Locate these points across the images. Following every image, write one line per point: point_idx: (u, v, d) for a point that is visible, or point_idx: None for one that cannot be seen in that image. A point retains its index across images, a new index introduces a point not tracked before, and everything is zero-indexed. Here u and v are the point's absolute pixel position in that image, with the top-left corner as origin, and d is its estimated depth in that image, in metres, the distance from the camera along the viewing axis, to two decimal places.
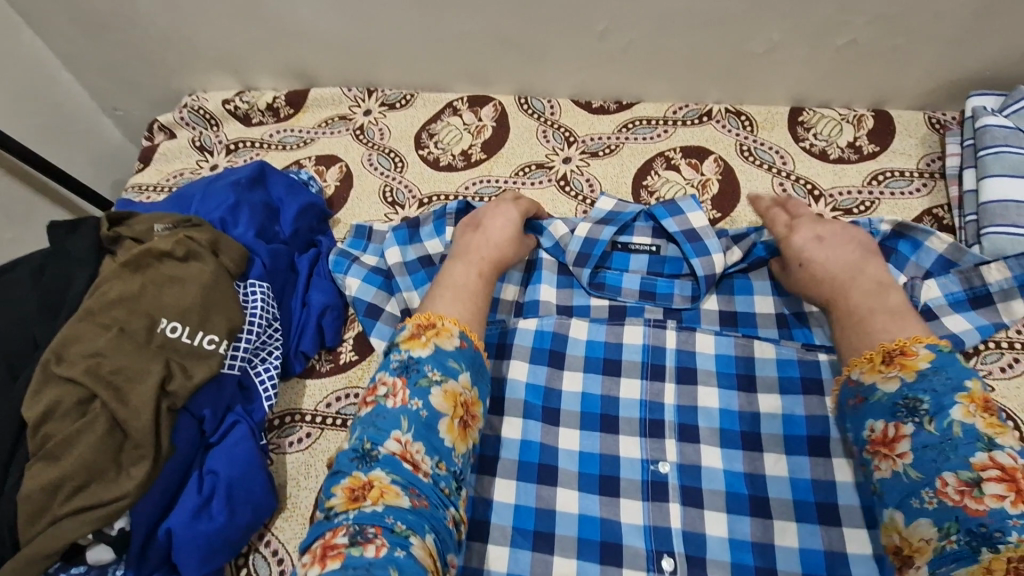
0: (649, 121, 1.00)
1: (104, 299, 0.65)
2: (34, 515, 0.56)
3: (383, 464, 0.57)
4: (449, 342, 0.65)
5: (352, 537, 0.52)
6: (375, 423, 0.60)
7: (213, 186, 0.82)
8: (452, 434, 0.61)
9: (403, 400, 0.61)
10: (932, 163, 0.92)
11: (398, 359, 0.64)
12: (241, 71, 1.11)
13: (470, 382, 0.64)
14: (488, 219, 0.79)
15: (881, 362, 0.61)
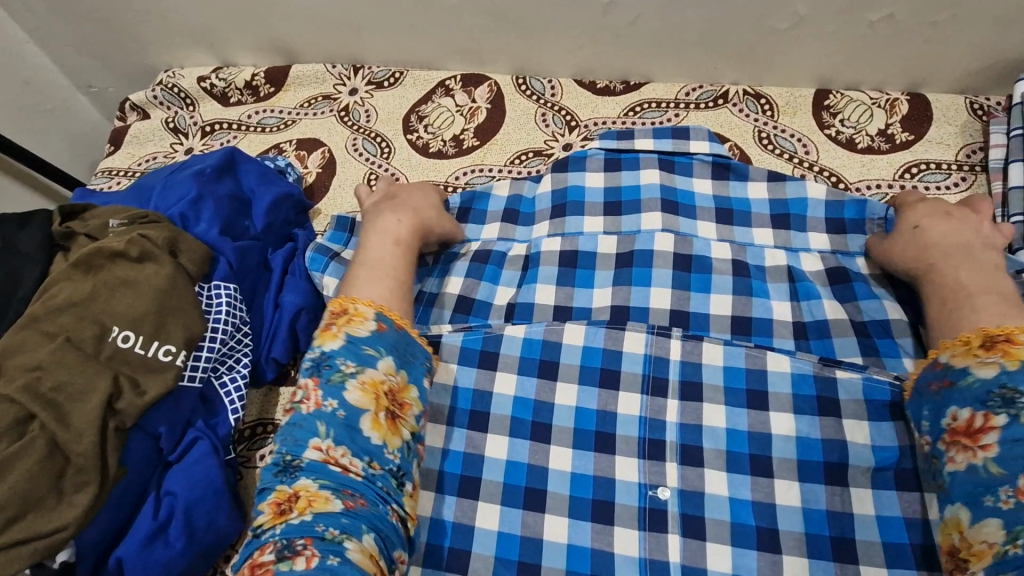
0: (658, 103, 0.92)
1: (50, 304, 0.60)
2: None
3: (308, 472, 0.55)
4: (362, 328, 0.62)
5: (281, 550, 0.51)
6: (294, 430, 0.58)
7: (176, 177, 0.75)
8: (381, 429, 0.58)
9: (317, 403, 0.58)
10: (972, 154, 0.83)
11: (311, 358, 0.62)
12: (217, 46, 1.03)
13: (393, 367, 0.60)
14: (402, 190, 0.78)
15: (979, 345, 0.56)
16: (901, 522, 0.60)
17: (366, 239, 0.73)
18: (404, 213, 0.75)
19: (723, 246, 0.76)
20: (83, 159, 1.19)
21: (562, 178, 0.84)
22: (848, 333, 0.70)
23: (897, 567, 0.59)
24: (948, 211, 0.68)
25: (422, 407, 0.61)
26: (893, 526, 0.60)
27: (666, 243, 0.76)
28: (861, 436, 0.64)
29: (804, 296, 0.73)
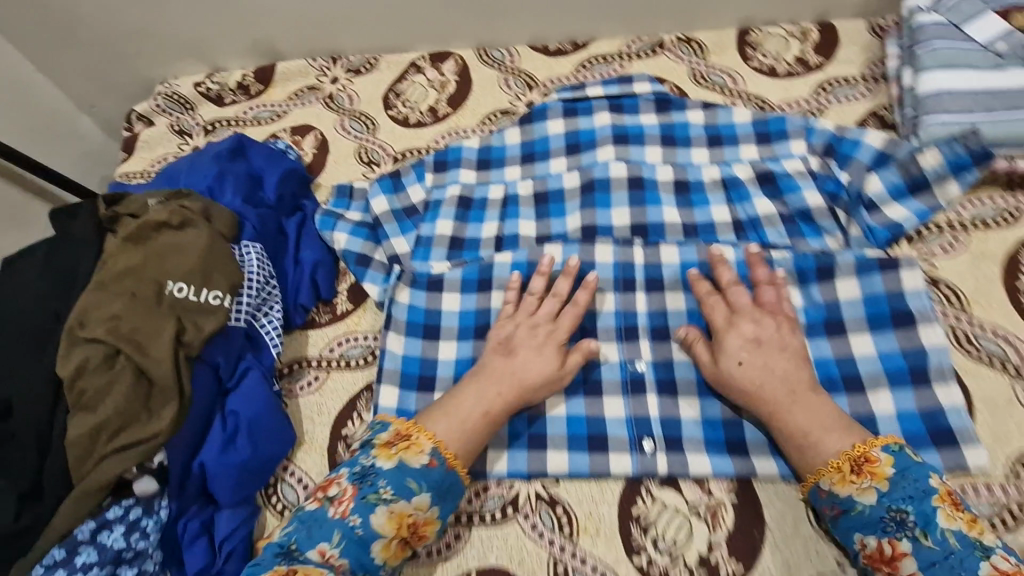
0: (605, 57, 1.04)
1: (113, 271, 0.71)
2: (83, 457, 0.64)
3: (306, 562, 0.61)
4: (416, 461, 0.66)
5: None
6: (316, 525, 0.64)
7: (198, 160, 0.88)
8: (388, 552, 0.64)
9: (345, 512, 0.64)
10: (875, 68, 0.94)
11: (361, 462, 0.67)
12: (210, 54, 1.15)
13: (428, 504, 0.65)
14: (519, 344, 0.75)
15: (850, 471, 0.62)
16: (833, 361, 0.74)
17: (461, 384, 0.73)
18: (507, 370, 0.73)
19: (667, 169, 0.89)
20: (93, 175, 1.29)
21: (530, 130, 0.97)
22: (777, 224, 0.84)
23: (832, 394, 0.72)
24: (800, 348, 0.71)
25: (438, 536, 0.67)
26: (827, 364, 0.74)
27: (621, 171, 0.89)
28: (795, 301, 0.77)
29: (738, 199, 0.87)
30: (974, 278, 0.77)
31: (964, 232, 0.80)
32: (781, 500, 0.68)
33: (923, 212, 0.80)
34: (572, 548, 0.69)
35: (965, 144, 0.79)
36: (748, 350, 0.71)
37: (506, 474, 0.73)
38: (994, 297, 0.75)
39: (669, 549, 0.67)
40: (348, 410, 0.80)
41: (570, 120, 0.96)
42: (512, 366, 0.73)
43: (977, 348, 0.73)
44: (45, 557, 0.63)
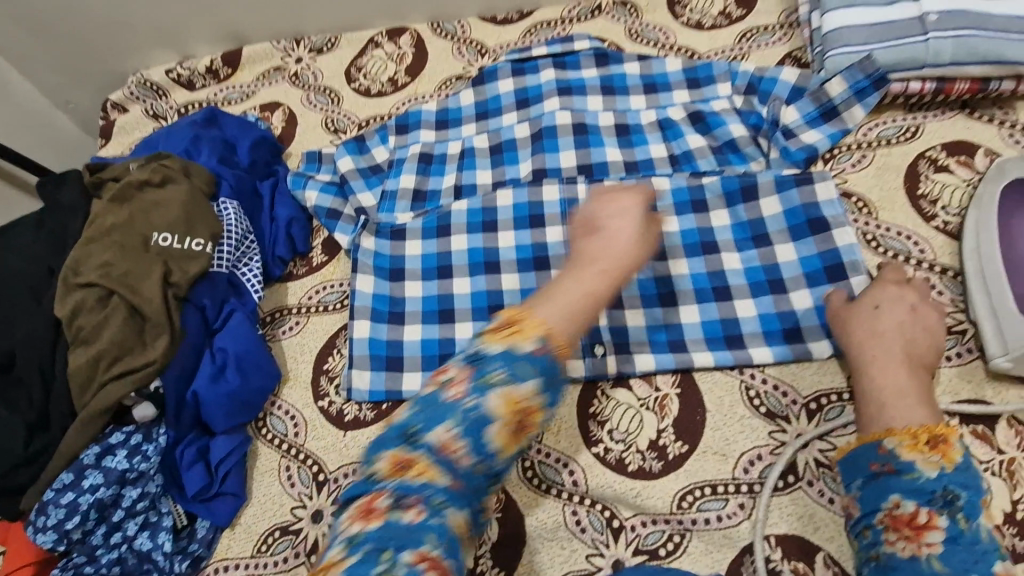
0: (549, 23, 1.13)
1: (102, 226, 0.78)
2: (85, 386, 0.72)
3: (426, 452, 0.50)
4: (524, 344, 0.52)
5: (395, 500, 0.48)
6: (430, 406, 0.51)
7: (174, 129, 0.95)
8: (504, 440, 0.51)
9: (460, 394, 0.51)
10: (790, 16, 1.04)
11: (470, 348, 0.53)
12: (180, 43, 1.21)
13: (539, 388, 0.51)
14: (607, 218, 0.64)
15: (925, 442, 0.59)
16: (760, 267, 0.83)
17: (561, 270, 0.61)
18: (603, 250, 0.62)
19: (608, 115, 0.98)
20: (57, 161, 1.29)
21: (482, 91, 1.05)
22: (707, 154, 0.93)
23: (759, 295, 0.81)
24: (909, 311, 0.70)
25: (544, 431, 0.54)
26: (754, 271, 0.83)
27: (565, 119, 0.98)
28: (723, 220, 0.86)
29: (673, 137, 0.96)
30: (879, 189, 0.86)
31: (870, 150, 0.89)
32: (718, 387, 0.77)
33: (834, 136, 0.90)
34: (536, 446, 0.77)
35: (862, 70, 0.88)
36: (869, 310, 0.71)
37: None
38: (897, 203, 0.85)
39: (623, 438, 0.75)
40: (329, 346, 0.87)
41: (518, 79, 1.04)
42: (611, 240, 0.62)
43: (880, 245, 0.82)
44: (55, 480, 0.70)
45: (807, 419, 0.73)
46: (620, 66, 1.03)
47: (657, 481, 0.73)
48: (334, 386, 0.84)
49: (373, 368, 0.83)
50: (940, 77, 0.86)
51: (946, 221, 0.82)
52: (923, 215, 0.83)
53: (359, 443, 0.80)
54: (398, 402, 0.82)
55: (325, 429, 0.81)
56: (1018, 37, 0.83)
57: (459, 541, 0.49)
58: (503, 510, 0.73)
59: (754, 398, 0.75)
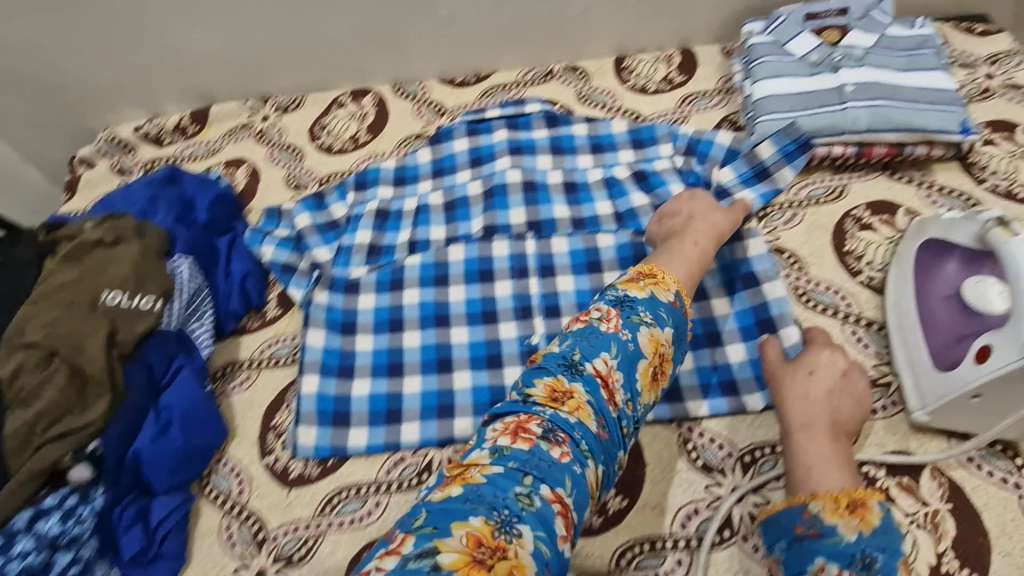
0: (504, 85, 1.20)
1: (51, 286, 0.80)
2: (20, 449, 0.72)
3: (585, 382, 0.61)
4: (665, 296, 0.70)
5: (546, 430, 0.57)
6: (590, 337, 0.64)
7: (133, 188, 0.98)
8: (645, 380, 0.64)
9: (615, 327, 0.65)
10: (727, 82, 1.12)
11: (612, 295, 0.69)
12: (150, 101, 1.26)
13: (673, 338, 0.68)
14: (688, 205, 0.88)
15: (845, 506, 0.60)
16: (698, 322, 0.86)
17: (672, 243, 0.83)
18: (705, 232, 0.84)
19: (557, 173, 1.04)
20: (30, 214, 1.32)
21: (438, 149, 1.10)
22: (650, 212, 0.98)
23: (697, 349, 0.84)
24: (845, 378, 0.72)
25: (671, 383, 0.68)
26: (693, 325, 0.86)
27: (515, 177, 1.02)
28: None
29: (618, 194, 1.01)
30: (809, 245, 0.91)
31: (801, 209, 0.94)
32: (657, 441, 0.78)
33: (766, 196, 0.95)
34: None
35: (789, 135, 0.96)
36: (802, 374, 0.73)
37: (419, 442, 0.81)
38: (826, 259, 0.89)
39: None
40: (278, 402, 0.88)
41: (473, 138, 1.10)
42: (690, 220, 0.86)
43: (811, 300, 0.86)
44: None
45: (742, 472, 0.75)
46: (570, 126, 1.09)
47: (598, 538, 0.73)
48: (281, 442, 0.84)
49: (319, 424, 0.84)
50: (860, 141, 0.94)
51: (870, 276, 0.87)
52: (849, 270, 0.88)
53: (303, 501, 0.79)
54: (344, 458, 0.82)
55: (269, 487, 0.81)
56: (929, 104, 0.92)
57: (589, 493, 0.57)
58: None
59: (692, 451, 0.77)
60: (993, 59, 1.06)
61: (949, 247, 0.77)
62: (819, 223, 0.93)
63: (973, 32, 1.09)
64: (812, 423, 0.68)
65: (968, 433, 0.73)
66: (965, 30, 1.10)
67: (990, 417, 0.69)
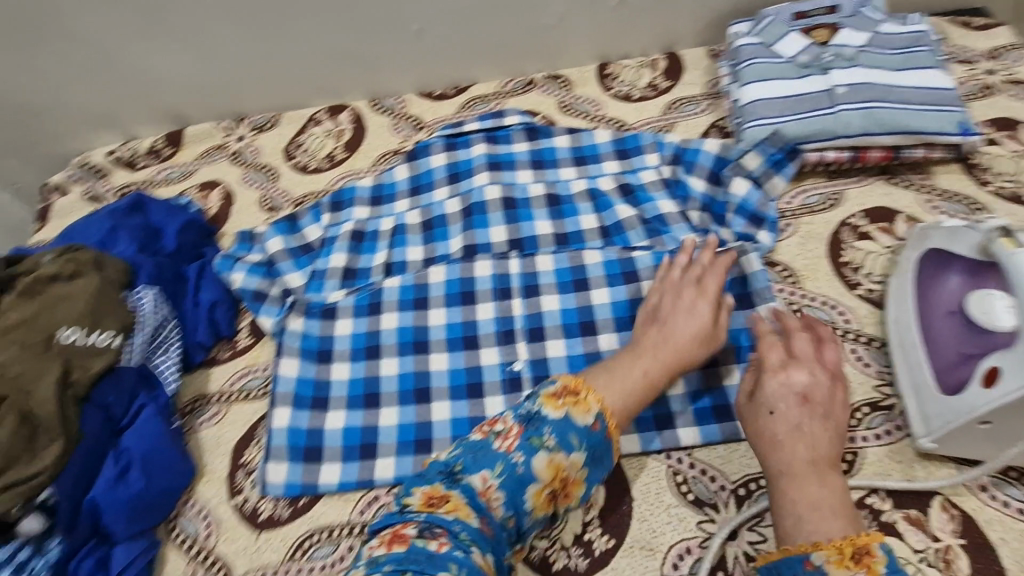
0: (484, 97, 1.16)
1: (4, 325, 0.77)
2: None
3: (464, 490, 0.59)
4: (582, 417, 0.62)
5: (421, 530, 0.56)
6: (480, 452, 0.61)
7: (95, 217, 0.95)
8: (539, 500, 0.60)
9: (509, 447, 0.60)
10: (714, 87, 1.08)
11: (526, 407, 0.63)
12: (122, 125, 1.23)
13: (581, 463, 0.61)
14: (673, 316, 0.74)
15: (850, 557, 0.54)
16: None
17: (627, 360, 0.71)
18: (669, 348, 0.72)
19: (538, 186, 0.99)
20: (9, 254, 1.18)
21: (416, 165, 1.06)
22: (636, 224, 0.93)
23: (685, 371, 0.79)
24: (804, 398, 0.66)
25: (579, 502, 0.63)
26: None
27: (495, 193, 0.98)
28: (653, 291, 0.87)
29: (603, 207, 0.96)
30: (803, 258, 0.86)
31: (793, 219, 0.90)
32: (645, 474, 0.73)
33: (771, 220, 0.89)
34: None
35: (772, 144, 0.91)
36: (774, 405, 0.66)
37: (394, 479, 0.78)
38: (821, 272, 0.85)
39: (548, 533, 0.71)
40: (248, 437, 0.84)
41: (450, 153, 1.06)
42: (670, 335, 0.73)
43: (805, 316, 0.82)
44: None
45: (736, 506, 0.70)
46: (552, 137, 1.05)
47: None
48: (250, 481, 0.80)
49: (290, 460, 0.80)
50: (854, 146, 0.90)
51: (869, 289, 0.82)
52: (846, 283, 0.83)
53: (273, 546, 0.75)
54: (316, 497, 0.78)
55: (238, 530, 0.77)
56: (924, 106, 0.88)
57: None
58: None
59: (682, 484, 0.72)
60: (993, 54, 1.00)
61: (953, 258, 0.71)
62: (813, 235, 0.88)
63: (971, 26, 1.04)
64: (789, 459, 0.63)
65: (977, 459, 0.68)
66: (963, 24, 1.05)
67: (1001, 443, 0.64)
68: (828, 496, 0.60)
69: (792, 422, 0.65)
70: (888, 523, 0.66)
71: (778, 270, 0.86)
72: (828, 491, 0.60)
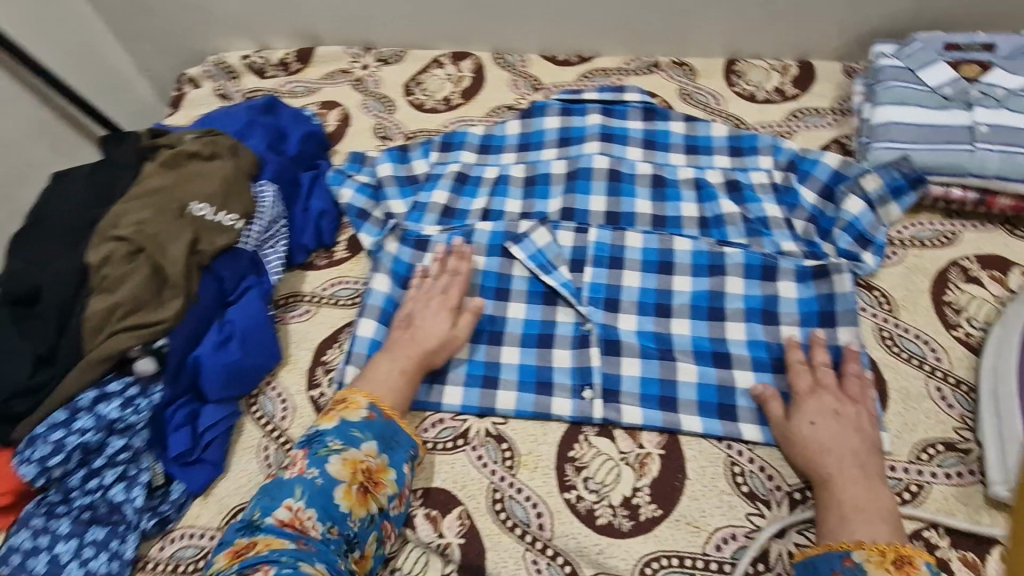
0: (605, 70, 1.17)
1: (145, 188, 0.84)
2: (96, 331, 0.74)
3: (267, 528, 0.64)
4: (355, 415, 0.73)
5: (244, 566, 0.60)
6: (272, 492, 0.68)
7: (234, 110, 1.02)
8: (350, 499, 0.68)
9: (300, 469, 0.69)
10: (843, 103, 1.06)
11: (307, 434, 0.73)
12: (259, 33, 1.30)
13: (376, 449, 0.72)
14: (421, 319, 0.83)
15: (891, 562, 0.60)
16: (763, 344, 0.82)
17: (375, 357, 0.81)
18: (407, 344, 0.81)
19: (645, 166, 0.99)
20: (130, 123, 1.41)
21: (529, 123, 1.08)
22: (738, 222, 0.93)
23: (759, 371, 0.80)
24: (836, 410, 0.72)
25: (395, 493, 0.71)
26: (758, 346, 0.81)
27: (602, 163, 1.00)
28: (736, 288, 0.86)
29: (707, 199, 0.96)
30: (905, 288, 0.85)
31: (902, 248, 0.88)
32: (703, 456, 0.75)
33: (879, 244, 0.87)
34: (510, 480, 0.76)
35: (899, 169, 0.89)
36: (824, 418, 0.72)
37: (460, 407, 0.81)
38: (921, 306, 0.83)
39: (597, 489, 0.74)
40: (331, 339, 0.89)
41: (565, 118, 1.07)
42: (417, 338, 0.81)
43: (895, 345, 0.80)
44: (48, 417, 0.72)
45: (789, 508, 0.71)
46: (668, 121, 1.05)
47: (625, 541, 0.70)
48: (328, 378, 0.86)
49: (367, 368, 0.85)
50: (983, 189, 0.87)
51: (968, 332, 0.80)
52: (945, 322, 0.81)
53: None
54: None
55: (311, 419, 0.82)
56: None
57: None
58: (467, 537, 0.73)
59: (738, 475, 0.74)
60: None
61: None
62: (920, 268, 0.86)
63: None
64: (838, 466, 0.68)
65: None
66: None
67: None
68: (871, 500, 0.66)
69: (829, 434, 0.71)
70: (943, 559, 0.66)
71: (876, 294, 0.85)
72: (875, 497, 0.66)
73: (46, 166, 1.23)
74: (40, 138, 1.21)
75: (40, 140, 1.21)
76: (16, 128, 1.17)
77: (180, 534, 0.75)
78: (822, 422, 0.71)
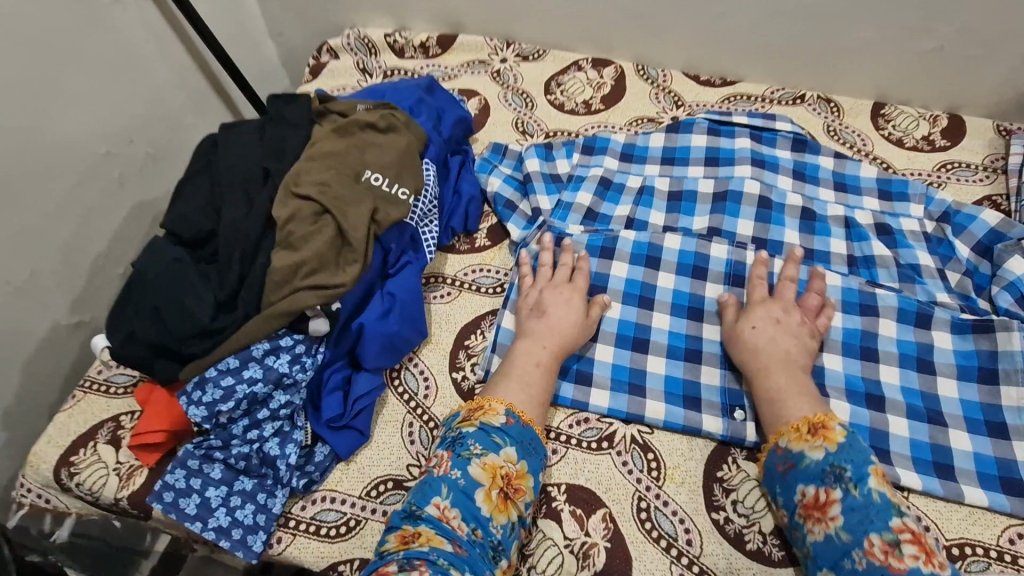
0: (748, 96, 1.18)
1: (322, 150, 0.84)
2: (279, 285, 0.75)
3: (428, 521, 0.65)
4: (496, 419, 0.71)
5: (401, 566, 0.60)
6: (425, 487, 0.68)
7: (396, 86, 1.04)
8: (491, 504, 0.67)
9: (445, 469, 0.68)
10: (996, 161, 1.05)
11: (449, 434, 0.73)
12: (400, 13, 1.31)
13: (513, 455, 0.70)
14: (552, 306, 0.83)
15: (807, 431, 0.70)
16: (918, 392, 0.81)
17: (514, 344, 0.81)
18: (545, 331, 0.81)
19: (796, 197, 0.98)
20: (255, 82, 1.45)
21: (674, 138, 1.08)
22: (891, 265, 0.92)
23: (913, 419, 0.79)
24: (778, 318, 0.81)
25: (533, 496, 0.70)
26: (911, 393, 0.81)
27: (754, 187, 0.98)
28: (890, 331, 0.85)
29: (857, 238, 0.95)
30: None
31: None
32: None
33: None
34: (657, 490, 0.76)
35: None
36: (767, 322, 0.81)
37: (607, 409, 0.81)
38: None
39: (746, 514, 0.74)
40: (473, 325, 0.89)
41: (713, 138, 1.07)
42: (558, 326, 0.81)
43: None
44: (221, 361, 0.73)
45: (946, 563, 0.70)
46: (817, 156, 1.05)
47: (776, 569, 0.70)
48: (471, 363, 0.85)
49: None
50: None
51: None
52: None
53: None
54: None
55: (453, 399, 0.82)
56: None
57: None
58: (612, 542, 0.73)
59: None
60: None
61: None
62: None
63: None
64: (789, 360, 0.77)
65: None
66: None
67: None
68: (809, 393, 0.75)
69: (757, 332, 0.80)
70: None
71: None
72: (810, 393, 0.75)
73: (183, 116, 1.25)
74: (181, 88, 1.23)
75: (182, 90, 1.23)
76: (165, 75, 1.18)
77: (321, 497, 0.75)
78: (774, 322, 0.80)
